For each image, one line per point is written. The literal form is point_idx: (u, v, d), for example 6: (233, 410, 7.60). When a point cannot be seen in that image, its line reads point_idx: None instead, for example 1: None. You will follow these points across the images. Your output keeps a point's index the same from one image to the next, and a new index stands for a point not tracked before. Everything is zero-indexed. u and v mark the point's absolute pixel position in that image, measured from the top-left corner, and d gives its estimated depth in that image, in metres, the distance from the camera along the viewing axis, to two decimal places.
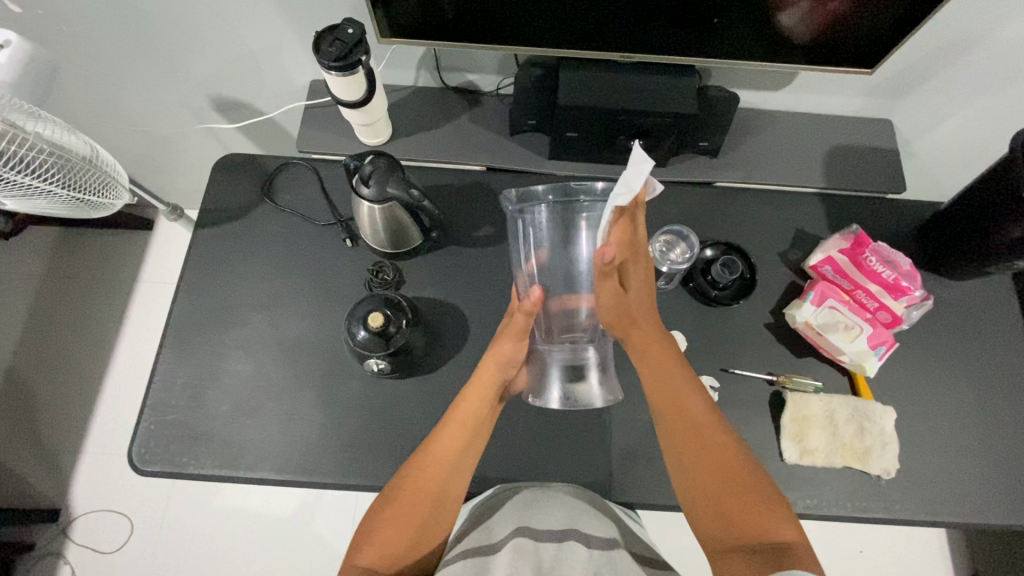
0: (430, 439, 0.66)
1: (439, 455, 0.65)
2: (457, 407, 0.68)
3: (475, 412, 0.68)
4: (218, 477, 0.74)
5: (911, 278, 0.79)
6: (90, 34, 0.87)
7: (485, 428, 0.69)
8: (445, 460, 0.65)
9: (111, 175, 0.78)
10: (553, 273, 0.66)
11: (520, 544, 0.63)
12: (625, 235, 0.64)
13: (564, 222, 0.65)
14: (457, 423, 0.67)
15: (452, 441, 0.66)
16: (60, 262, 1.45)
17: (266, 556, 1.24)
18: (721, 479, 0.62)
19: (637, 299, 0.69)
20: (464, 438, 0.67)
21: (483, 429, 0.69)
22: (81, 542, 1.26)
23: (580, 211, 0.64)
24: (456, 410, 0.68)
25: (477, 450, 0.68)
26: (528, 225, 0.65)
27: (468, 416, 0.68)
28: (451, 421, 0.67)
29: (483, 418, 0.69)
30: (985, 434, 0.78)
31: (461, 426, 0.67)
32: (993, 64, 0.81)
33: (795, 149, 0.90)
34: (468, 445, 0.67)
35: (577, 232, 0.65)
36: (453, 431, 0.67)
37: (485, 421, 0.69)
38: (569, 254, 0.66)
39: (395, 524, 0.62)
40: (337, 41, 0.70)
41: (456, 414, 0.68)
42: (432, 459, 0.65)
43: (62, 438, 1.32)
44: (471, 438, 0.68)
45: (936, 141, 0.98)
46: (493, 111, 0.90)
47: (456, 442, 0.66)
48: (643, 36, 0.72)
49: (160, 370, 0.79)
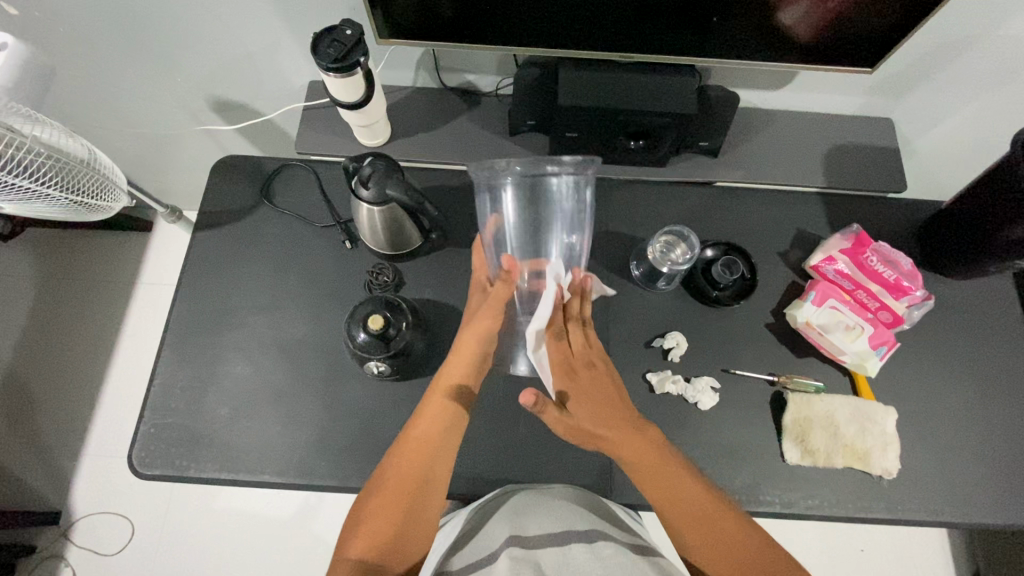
0: (408, 426, 0.67)
1: (420, 441, 0.65)
2: (434, 393, 0.69)
3: (451, 395, 0.69)
4: (218, 481, 0.74)
5: (912, 279, 0.80)
6: (87, 36, 0.87)
7: (464, 411, 0.69)
8: (425, 444, 0.65)
9: (109, 178, 0.78)
10: (525, 241, 0.71)
11: (515, 552, 0.62)
12: (557, 349, 0.71)
13: (536, 192, 0.69)
14: (435, 407, 0.68)
15: (432, 425, 0.67)
16: (59, 264, 1.44)
17: (268, 558, 1.24)
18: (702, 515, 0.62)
19: (591, 417, 0.66)
20: (444, 422, 0.67)
21: (461, 412, 0.69)
22: (82, 544, 1.26)
23: (546, 180, 0.69)
24: (433, 394, 0.69)
25: (459, 432, 0.69)
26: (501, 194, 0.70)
27: (446, 399, 0.69)
28: (428, 406, 0.68)
29: (460, 400, 0.69)
30: (986, 434, 0.78)
31: (440, 410, 0.68)
32: (994, 63, 0.81)
33: (796, 148, 0.90)
34: (450, 427, 0.68)
35: (544, 205, 0.70)
36: (431, 415, 0.67)
37: (463, 404, 0.69)
38: (536, 224, 0.71)
39: (382, 515, 0.61)
40: (335, 42, 0.70)
41: (433, 399, 0.69)
42: (412, 447, 0.65)
43: (62, 440, 1.31)
44: (450, 422, 0.68)
45: (936, 140, 0.97)
46: (492, 112, 0.90)
47: (434, 425, 0.67)
48: (642, 35, 0.72)
49: (159, 373, 0.78)
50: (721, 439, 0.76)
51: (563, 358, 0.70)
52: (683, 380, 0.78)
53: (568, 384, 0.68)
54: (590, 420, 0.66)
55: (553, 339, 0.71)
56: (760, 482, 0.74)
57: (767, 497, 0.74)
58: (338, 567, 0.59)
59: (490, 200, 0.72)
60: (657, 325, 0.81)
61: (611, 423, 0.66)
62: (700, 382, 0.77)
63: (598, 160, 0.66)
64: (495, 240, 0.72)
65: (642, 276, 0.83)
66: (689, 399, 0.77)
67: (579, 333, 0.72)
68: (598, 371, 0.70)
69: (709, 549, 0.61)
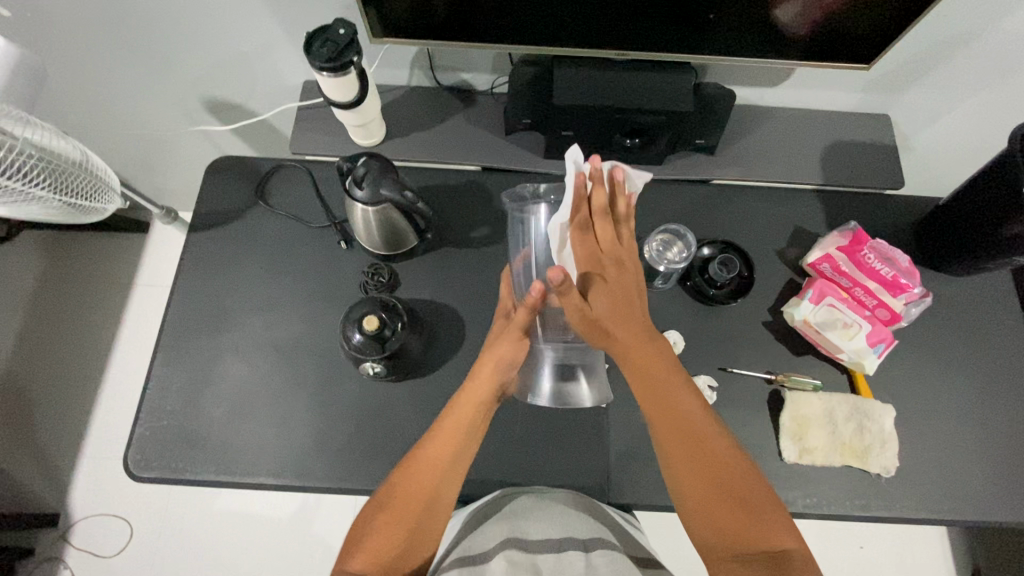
0: (418, 445, 0.64)
1: (429, 466, 0.63)
2: (448, 413, 0.66)
3: (465, 417, 0.65)
4: (215, 483, 0.74)
5: (910, 276, 0.79)
6: (80, 36, 0.86)
7: (478, 433, 0.66)
8: (436, 467, 0.63)
9: (102, 179, 0.77)
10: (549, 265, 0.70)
11: (511, 556, 0.66)
12: (583, 244, 0.64)
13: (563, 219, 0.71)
14: (448, 430, 0.65)
15: (444, 447, 0.64)
16: (56, 266, 1.44)
17: (267, 559, 1.24)
18: (706, 461, 0.59)
19: (608, 308, 0.61)
20: (457, 445, 0.64)
21: (475, 434, 0.66)
22: (80, 547, 1.26)
23: None
24: (449, 415, 0.65)
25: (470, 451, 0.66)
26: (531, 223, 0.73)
27: (460, 423, 0.65)
28: (441, 426, 0.65)
29: (474, 423, 0.66)
30: (985, 431, 0.78)
31: (454, 430, 0.65)
32: (992, 59, 0.81)
33: (793, 145, 0.90)
34: (462, 450, 0.65)
35: None
36: (445, 436, 0.64)
37: (477, 426, 0.66)
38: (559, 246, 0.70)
39: (388, 534, 0.61)
40: (328, 42, 0.70)
41: (446, 420, 0.65)
42: (422, 467, 0.63)
43: (60, 442, 1.31)
44: (462, 444, 0.65)
45: (934, 137, 0.97)
46: (488, 111, 0.89)
47: (446, 447, 0.64)
48: (638, 33, 0.71)
49: (155, 374, 0.78)
50: None
51: (591, 254, 0.63)
52: None
53: (592, 274, 0.63)
54: (607, 312, 0.61)
55: (580, 232, 0.64)
56: None
57: None
58: None
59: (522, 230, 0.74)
60: (654, 324, 0.81)
61: (627, 322, 0.61)
62: (698, 382, 0.77)
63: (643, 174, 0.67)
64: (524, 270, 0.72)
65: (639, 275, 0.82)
66: None
67: (610, 228, 0.64)
68: (628, 272, 0.63)
69: (697, 493, 0.60)
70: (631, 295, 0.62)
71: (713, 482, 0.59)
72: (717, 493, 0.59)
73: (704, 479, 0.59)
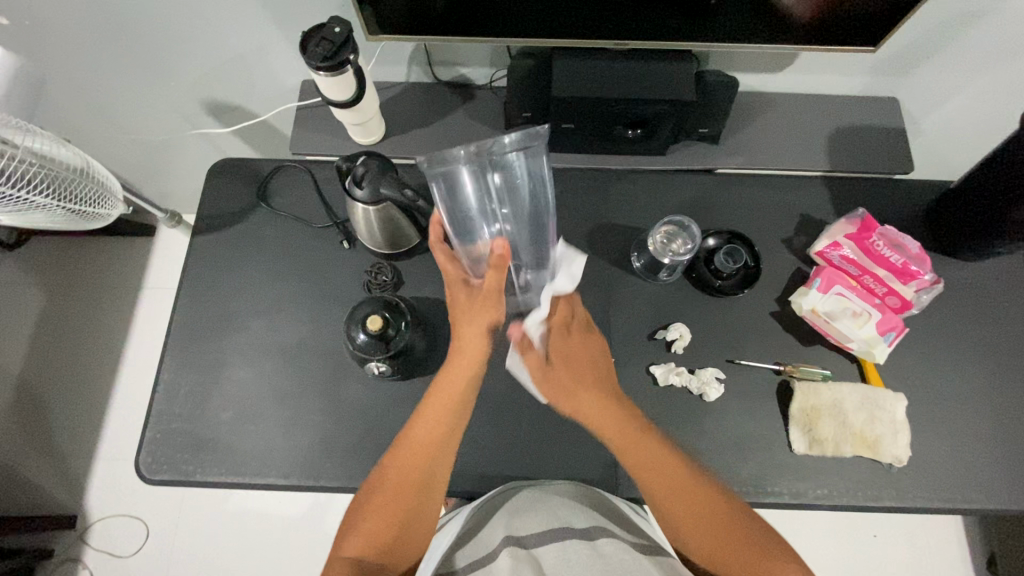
0: (409, 427, 0.66)
1: (421, 446, 0.64)
2: (435, 390, 0.67)
3: (455, 397, 0.67)
4: (225, 484, 0.75)
5: (921, 262, 0.77)
6: (78, 43, 0.86)
7: (466, 410, 0.68)
8: (427, 445, 0.65)
9: (104, 187, 0.78)
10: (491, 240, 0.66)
11: (517, 550, 0.60)
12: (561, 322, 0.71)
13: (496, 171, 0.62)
14: (437, 407, 0.66)
15: (432, 424, 0.65)
16: (64, 272, 1.45)
17: (281, 554, 1.26)
18: (669, 466, 0.64)
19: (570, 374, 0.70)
20: (447, 420, 0.66)
21: (463, 410, 0.67)
22: (99, 547, 1.27)
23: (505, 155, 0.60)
24: (433, 393, 0.67)
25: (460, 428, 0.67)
26: (457, 176, 0.61)
27: (450, 398, 0.66)
28: (427, 404, 0.66)
29: (466, 395, 0.68)
30: (999, 418, 0.77)
31: (442, 408, 0.66)
32: (1001, 37, 0.79)
33: (797, 132, 0.88)
34: (450, 427, 0.66)
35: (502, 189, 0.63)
36: (433, 414, 0.66)
37: (467, 402, 0.68)
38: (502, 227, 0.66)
39: (384, 515, 0.62)
40: (323, 40, 0.69)
41: (433, 397, 0.67)
42: (414, 444, 0.65)
43: (76, 444, 1.33)
44: (453, 423, 0.66)
45: (942, 119, 0.95)
46: (487, 106, 0.89)
47: (436, 427, 0.65)
48: (638, 21, 0.70)
49: (163, 379, 0.79)
50: (727, 430, 0.75)
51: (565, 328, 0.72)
52: (687, 372, 0.77)
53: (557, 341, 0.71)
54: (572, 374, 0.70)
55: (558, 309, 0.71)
56: (769, 474, 0.73)
57: (775, 488, 0.73)
58: (333, 566, 0.60)
59: (441, 190, 0.63)
60: (660, 317, 0.80)
61: (580, 381, 0.69)
62: (705, 373, 0.76)
63: (543, 130, 0.59)
64: (455, 229, 0.66)
65: (643, 268, 0.81)
66: (695, 391, 0.76)
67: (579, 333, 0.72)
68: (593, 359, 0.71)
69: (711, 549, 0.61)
70: (589, 361, 0.71)
71: (687, 483, 0.63)
72: (704, 523, 0.62)
73: (682, 487, 0.63)
